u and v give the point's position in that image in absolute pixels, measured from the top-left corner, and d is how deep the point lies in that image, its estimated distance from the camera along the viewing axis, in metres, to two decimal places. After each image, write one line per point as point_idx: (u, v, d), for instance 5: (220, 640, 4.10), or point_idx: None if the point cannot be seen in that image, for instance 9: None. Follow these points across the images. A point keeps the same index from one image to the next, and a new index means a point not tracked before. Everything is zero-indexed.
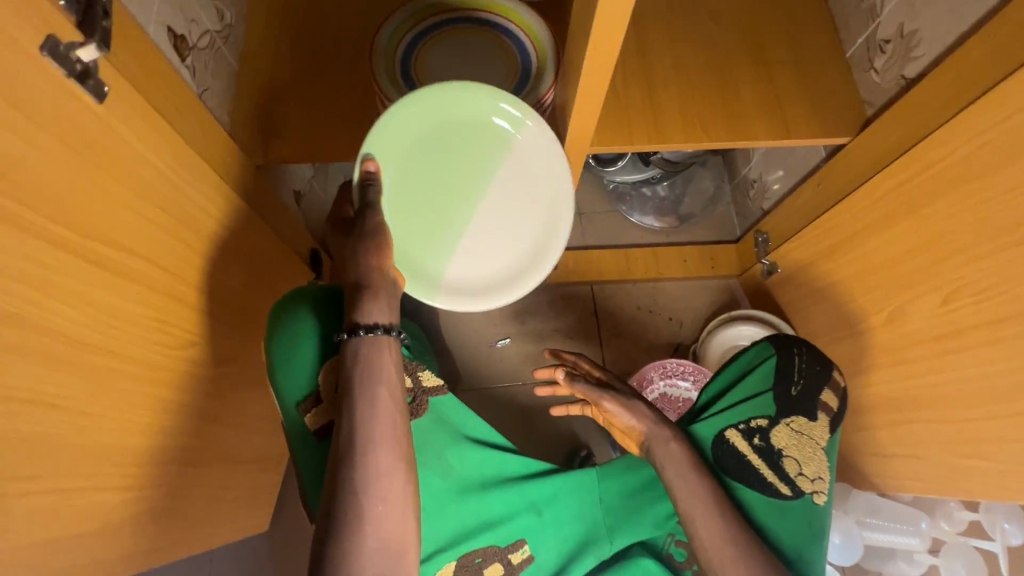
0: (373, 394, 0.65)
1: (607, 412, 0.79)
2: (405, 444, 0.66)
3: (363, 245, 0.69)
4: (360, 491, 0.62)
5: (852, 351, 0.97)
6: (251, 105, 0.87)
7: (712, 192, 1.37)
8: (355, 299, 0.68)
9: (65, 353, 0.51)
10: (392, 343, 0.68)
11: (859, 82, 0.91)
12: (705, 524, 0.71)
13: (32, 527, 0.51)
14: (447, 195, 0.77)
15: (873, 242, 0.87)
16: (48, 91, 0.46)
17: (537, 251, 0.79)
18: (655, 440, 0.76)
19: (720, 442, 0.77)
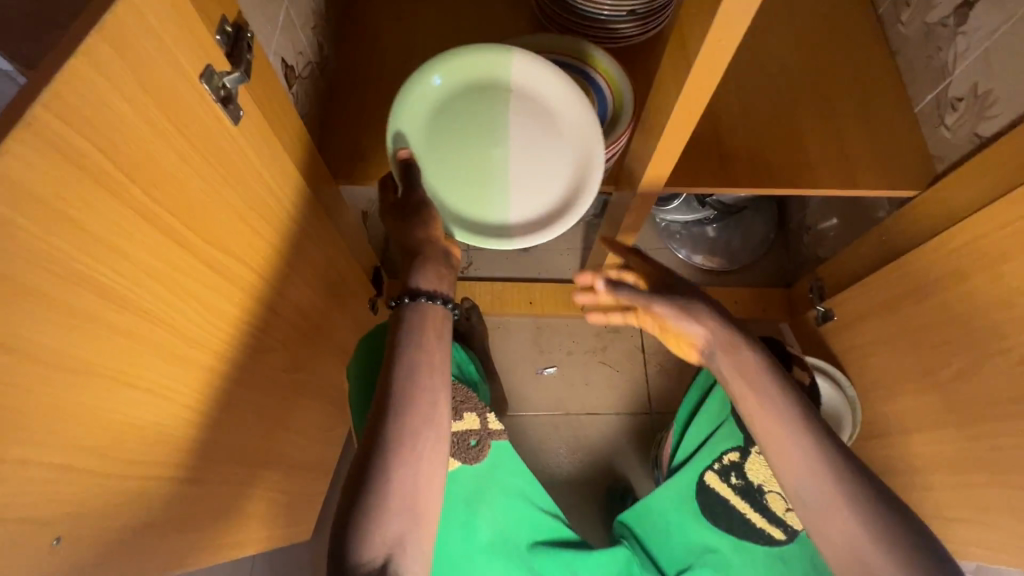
0: (417, 357, 0.67)
1: (663, 317, 0.78)
2: (441, 409, 0.66)
3: (418, 216, 0.73)
4: (393, 447, 0.62)
5: (914, 406, 0.95)
6: (339, 131, 0.93)
7: (764, 235, 1.36)
8: (413, 266, 0.72)
9: (180, 350, 0.56)
10: (441, 313, 0.71)
11: (927, 137, 0.93)
12: (792, 462, 0.70)
13: (133, 511, 0.54)
14: (475, 151, 0.77)
15: (940, 296, 0.86)
16: (200, 114, 0.51)
17: (583, 153, 0.76)
18: (717, 348, 0.76)
19: (704, 489, 0.87)
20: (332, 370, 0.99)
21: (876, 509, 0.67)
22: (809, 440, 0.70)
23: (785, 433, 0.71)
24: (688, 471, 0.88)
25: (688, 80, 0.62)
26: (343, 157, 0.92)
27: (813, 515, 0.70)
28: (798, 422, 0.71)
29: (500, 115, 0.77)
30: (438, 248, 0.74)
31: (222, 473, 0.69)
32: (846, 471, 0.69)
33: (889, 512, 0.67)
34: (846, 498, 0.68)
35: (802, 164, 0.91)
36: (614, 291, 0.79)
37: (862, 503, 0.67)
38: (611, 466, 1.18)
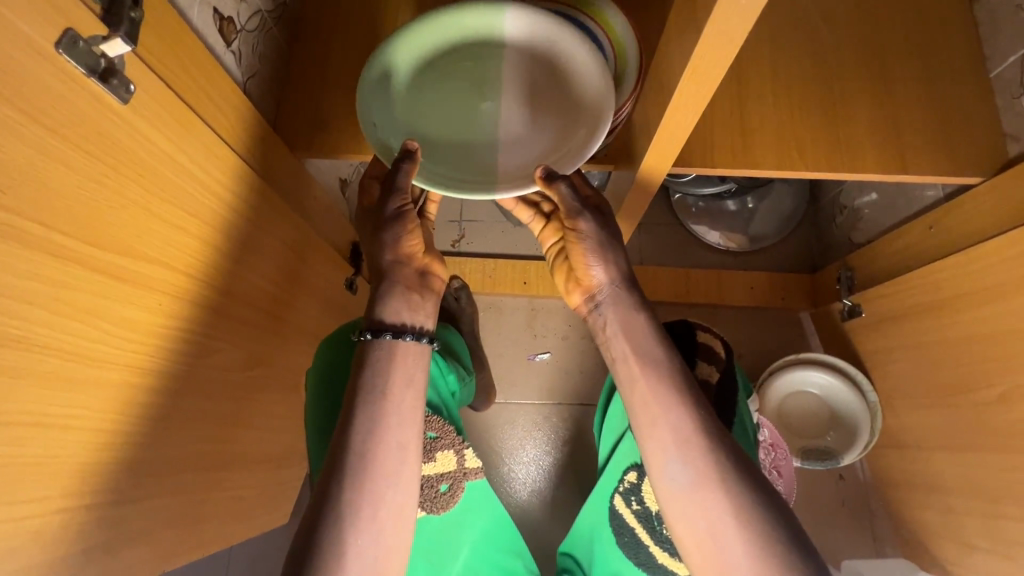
0: (381, 403, 0.59)
1: (581, 237, 0.63)
2: (410, 465, 0.59)
3: (392, 231, 0.63)
4: (352, 508, 0.54)
5: (947, 422, 0.84)
6: (299, 94, 0.81)
7: (791, 211, 1.21)
8: (384, 291, 0.63)
9: (75, 371, 0.48)
10: (420, 349, 0.62)
11: (1003, 109, 0.76)
12: (666, 463, 0.56)
13: (58, 547, 0.49)
14: (461, 106, 0.64)
15: (997, 305, 0.72)
16: (52, 86, 0.41)
17: (588, 100, 0.62)
18: (609, 304, 0.64)
19: (613, 514, 0.72)
20: (298, 359, 0.92)
21: (766, 534, 0.51)
22: (694, 441, 0.56)
23: (667, 430, 0.57)
24: (598, 496, 0.74)
25: (695, 47, 0.48)
26: (304, 126, 0.80)
27: (688, 536, 0.55)
28: (687, 419, 0.57)
29: (492, 63, 0.64)
30: (414, 270, 0.66)
31: (179, 486, 0.64)
32: (737, 486, 0.53)
33: (791, 538, 0.51)
34: (733, 516, 0.53)
35: (844, 140, 0.76)
36: (554, 186, 0.59)
37: (757, 527, 0.52)
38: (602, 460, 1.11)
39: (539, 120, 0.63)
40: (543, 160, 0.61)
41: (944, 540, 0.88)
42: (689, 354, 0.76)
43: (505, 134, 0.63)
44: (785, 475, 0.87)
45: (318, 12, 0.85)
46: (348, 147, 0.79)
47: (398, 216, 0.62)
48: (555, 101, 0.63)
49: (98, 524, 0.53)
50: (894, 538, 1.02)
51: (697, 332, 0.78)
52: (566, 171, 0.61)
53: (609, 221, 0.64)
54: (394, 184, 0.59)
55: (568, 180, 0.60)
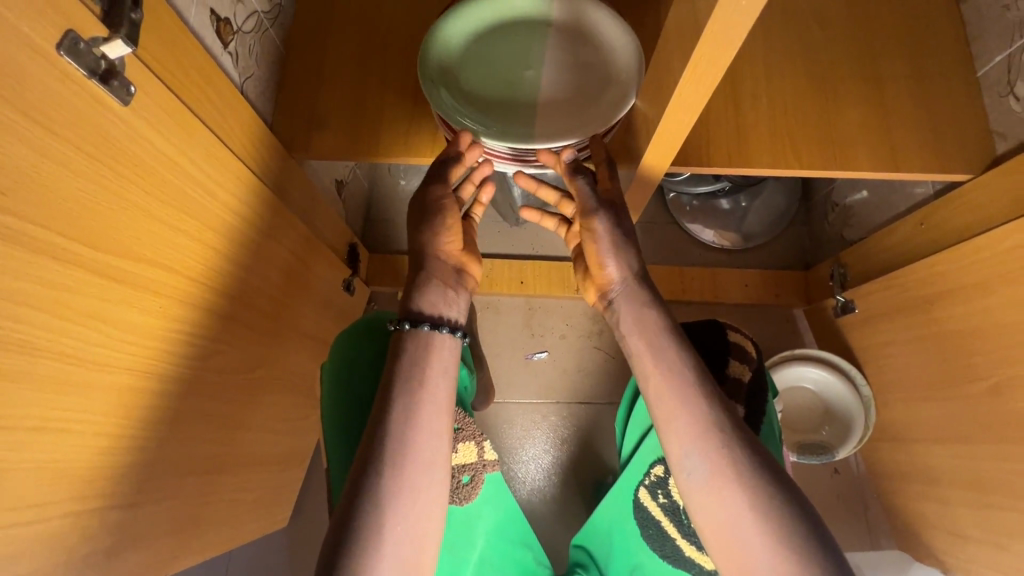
0: (416, 393, 0.59)
1: (594, 237, 0.64)
2: (439, 457, 0.58)
3: (433, 225, 0.65)
4: (388, 496, 0.54)
5: (939, 416, 0.85)
6: (296, 95, 0.81)
7: (783, 209, 1.23)
8: (420, 283, 0.64)
9: (75, 376, 0.47)
10: (455, 344, 0.63)
11: (989, 106, 0.78)
12: (689, 452, 0.57)
13: (58, 553, 0.48)
14: (507, 75, 0.69)
15: (989, 299, 0.73)
16: (53, 88, 0.41)
17: (618, 77, 0.67)
18: (621, 301, 0.65)
19: (637, 507, 0.72)
20: (297, 361, 0.91)
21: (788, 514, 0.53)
22: (719, 426, 0.57)
23: (691, 422, 0.57)
24: (621, 489, 0.74)
25: (695, 47, 0.49)
26: (302, 126, 0.80)
27: (712, 527, 0.56)
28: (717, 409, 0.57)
29: (537, 41, 0.70)
30: (451, 266, 0.67)
31: (181, 489, 0.64)
32: (760, 468, 0.55)
33: (817, 530, 0.52)
34: (761, 508, 0.53)
35: (837, 138, 0.77)
36: (575, 178, 0.63)
37: (784, 517, 0.52)
38: (599, 459, 1.12)
39: (574, 86, 0.68)
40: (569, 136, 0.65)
41: (938, 531, 0.90)
42: (708, 357, 0.77)
43: (538, 135, 0.66)
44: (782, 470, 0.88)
45: (315, 14, 0.85)
46: (347, 149, 0.79)
47: (440, 207, 0.65)
48: (590, 74, 0.68)
49: (102, 528, 0.53)
50: (891, 531, 1.03)
51: (727, 332, 0.78)
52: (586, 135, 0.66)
53: (625, 220, 0.65)
54: (443, 172, 0.65)
55: (590, 177, 0.64)
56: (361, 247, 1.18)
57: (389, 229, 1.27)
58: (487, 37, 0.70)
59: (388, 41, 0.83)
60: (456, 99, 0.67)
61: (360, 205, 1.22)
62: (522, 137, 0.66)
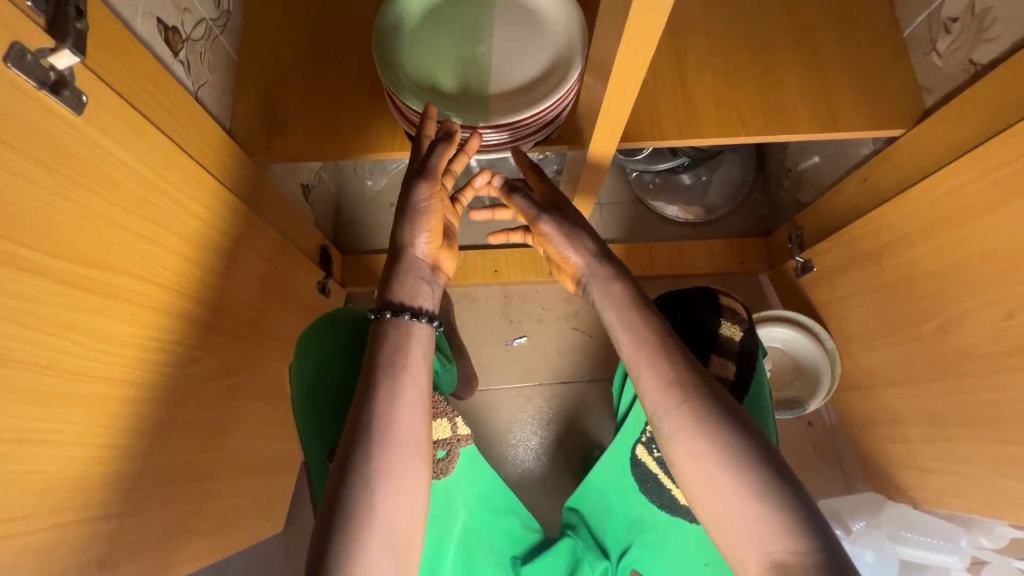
0: (395, 377, 0.61)
1: (547, 238, 0.69)
2: (420, 439, 0.60)
3: (410, 219, 0.65)
4: (373, 478, 0.56)
5: (897, 359, 0.90)
6: (252, 101, 0.82)
7: (742, 180, 1.27)
8: (394, 276, 0.65)
9: (53, 387, 0.48)
10: (427, 332, 0.64)
11: (916, 64, 0.83)
12: (665, 417, 0.60)
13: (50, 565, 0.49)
14: (457, 55, 0.71)
15: (931, 244, 0.78)
16: (5, 101, 0.42)
17: (563, 52, 0.69)
18: (593, 283, 0.67)
19: (635, 462, 0.74)
20: (277, 366, 0.92)
21: (761, 469, 0.56)
22: (695, 391, 0.59)
23: (672, 391, 0.60)
24: (619, 448, 0.75)
25: (625, 25, 0.51)
26: (261, 130, 0.81)
27: (697, 490, 0.59)
28: (698, 379, 0.60)
29: (486, 22, 0.72)
30: (426, 260, 0.67)
31: (171, 497, 0.64)
32: (735, 428, 0.58)
33: (791, 490, 0.55)
34: (741, 471, 0.56)
35: (778, 104, 0.81)
36: (512, 197, 0.70)
37: (761, 478, 0.56)
38: (585, 436, 1.15)
39: (521, 64, 0.70)
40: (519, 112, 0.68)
41: (908, 470, 0.95)
42: (700, 338, 0.78)
43: (488, 114, 0.69)
44: None
45: (263, 18, 0.85)
46: (306, 149, 0.80)
47: (423, 208, 0.65)
48: (536, 51, 0.70)
49: (93, 538, 0.53)
50: (865, 476, 1.09)
51: (720, 296, 0.80)
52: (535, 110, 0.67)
53: (570, 213, 0.69)
54: (429, 167, 0.64)
55: (524, 193, 0.71)
56: (333, 250, 1.18)
57: (359, 230, 1.28)
58: (438, 20, 0.72)
59: (341, 41, 0.84)
60: (407, 79, 0.70)
61: (327, 208, 1.22)
62: (481, 125, 0.69)
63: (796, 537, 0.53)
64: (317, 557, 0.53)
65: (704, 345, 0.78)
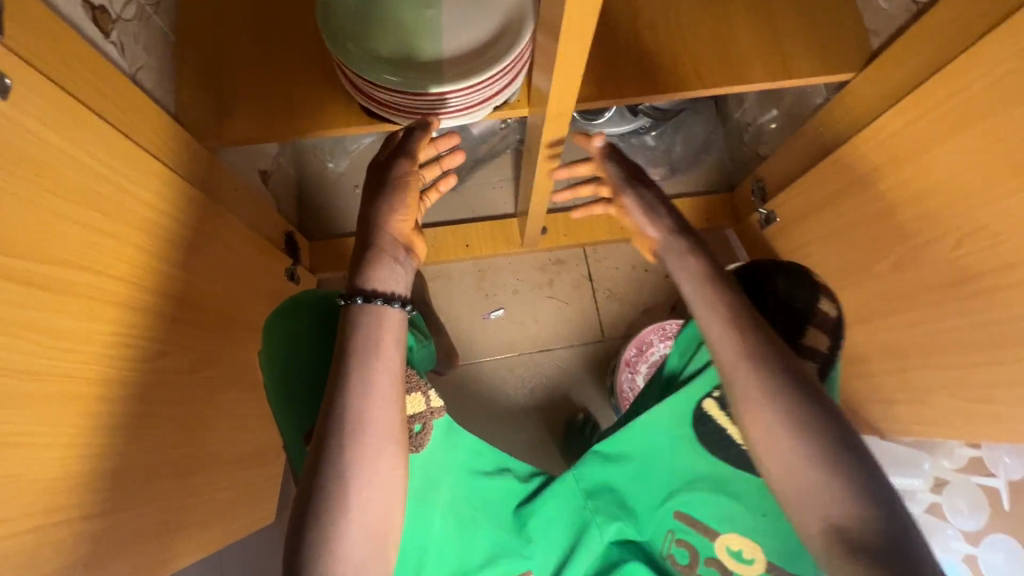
0: (365, 367, 0.60)
1: (630, 210, 0.72)
2: (393, 427, 0.59)
3: (384, 196, 0.65)
4: (345, 471, 0.56)
5: (857, 299, 0.94)
6: (199, 83, 0.78)
7: (705, 138, 1.29)
8: (365, 258, 0.64)
9: (18, 388, 0.47)
10: (399, 316, 0.63)
11: (864, 8, 0.85)
12: (739, 383, 0.63)
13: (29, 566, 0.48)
14: (406, 23, 0.70)
15: (884, 184, 0.81)
16: None
17: (514, 13, 0.68)
18: (670, 257, 0.70)
19: (702, 416, 0.72)
20: (251, 357, 0.90)
21: (830, 441, 0.59)
22: (769, 363, 0.62)
23: (746, 359, 0.63)
24: (683, 399, 0.72)
25: None
26: (209, 113, 0.78)
27: (767, 453, 0.62)
28: (773, 349, 0.63)
29: None
30: (398, 241, 0.66)
31: (155, 493, 0.64)
32: (805, 400, 0.61)
33: (857, 462, 0.58)
34: (810, 439, 0.59)
35: (732, 55, 0.81)
36: (606, 161, 0.73)
37: (829, 447, 0.59)
38: (568, 400, 1.17)
39: (473, 27, 0.69)
40: (474, 75, 0.66)
41: (873, 403, 1.00)
42: (787, 318, 0.74)
43: (443, 79, 0.67)
44: None
45: None
46: (259, 131, 0.78)
47: (402, 182, 0.65)
48: (487, 14, 0.69)
49: (75, 538, 0.52)
50: None
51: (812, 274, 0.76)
52: (491, 72, 0.66)
53: (654, 189, 0.73)
54: (405, 145, 0.67)
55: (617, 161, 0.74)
56: (298, 237, 1.16)
57: (322, 215, 1.25)
58: None
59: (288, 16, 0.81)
60: (355, 48, 0.67)
61: (285, 195, 1.19)
62: (436, 94, 0.67)
63: (860, 508, 0.57)
64: (294, 543, 0.55)
65: (791, 326, 0.74)
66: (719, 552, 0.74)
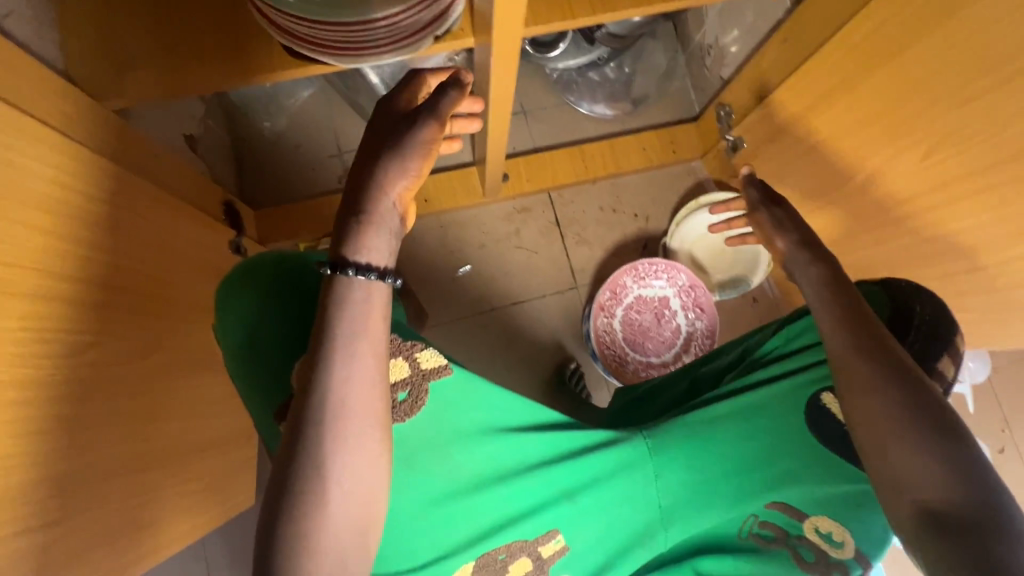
0: (343, 346, 0.54)
1: (763, 223, 0.76)
2: (375, 408, 0.55)
3: (396, 155, 0.57)
4: (324, 458, 0.52)
5: (829, 221, 0.93)
6: (82, 33, 0.67)
7: (666, 66, 1.22)
8: (355, 219, 0.56)
9: None
10: (387, 292, 0.57)
11: None
12: (847, 373, 0.61)
13: None
14: None
15: (850, 97, 0.77)
16: None
17: None
18: (798, 268, 0.71)
19: (815, 404, 0.69)
20: (205, 339, 0.84)
21: (941, 432, 0.55)
22: (876, 347, 0.60)
23: (856, 340, 0.61)
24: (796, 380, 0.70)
25: None
26: (105, 68, 0.68)
27: (870, 435, 0.58)
28: (879, 335, 0.61)
29: None
30: (395, 208, 0.58)
31: (108, 494, 0.59)
32: (913, 386, 0.57)
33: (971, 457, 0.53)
34: (919, 423, 0.55)
35: None
36: (749, 185, 0.79)
37: (939, 434, 0.55)
38: (556, 349, 1.15)
39: None
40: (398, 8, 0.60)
41: None
42: (925, 337, 0.68)
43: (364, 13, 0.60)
44: (708, 308, 1.06)
45: None
46: (164, 85, 0.68)
47: (423, 146, 0.58)
48: None
49: (21, 554, 0.48)
50: None
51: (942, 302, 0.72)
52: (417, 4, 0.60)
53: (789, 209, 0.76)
54: (437, 104, 0.59)
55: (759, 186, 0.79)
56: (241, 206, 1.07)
57: (266, 180, 1.16)
58: None
59: None
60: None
61: (219, 162, 1.08)
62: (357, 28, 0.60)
63: (970, 499, 0.51)
64: (269, 524, 0.51)
65: (929, 349, 0.67)
66: (808, 533, 0.65)
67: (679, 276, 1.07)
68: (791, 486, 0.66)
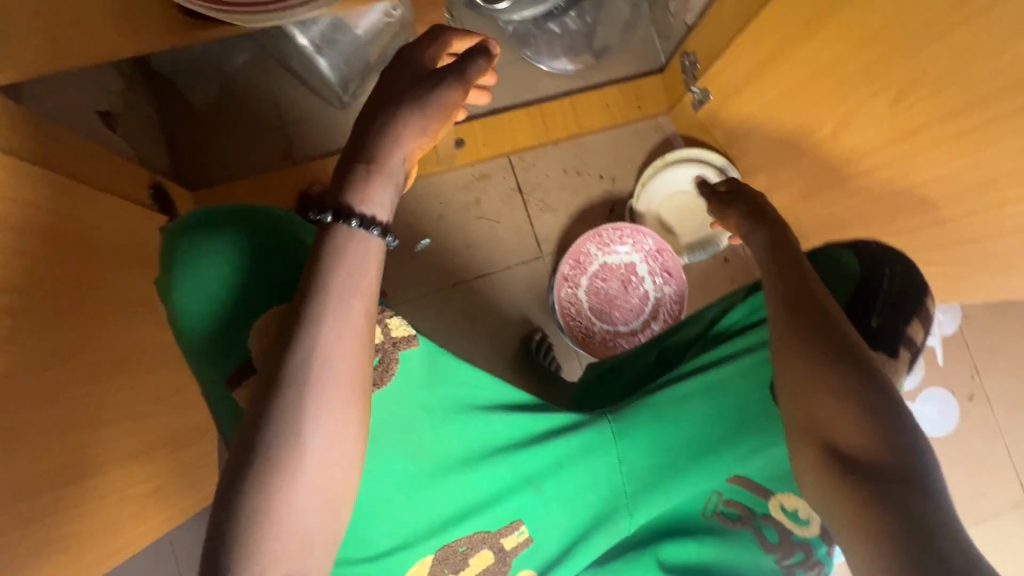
0: (329, 304, 0.49)
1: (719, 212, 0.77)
2: (362, 374, 0.50)
3: (412, 110, 0.53)
4: (301, 424, 0.47)
5: (799, 174, 0.89)
6: None
7: (629, 13, 1.14)
8: (358, 165, 0.52)
9: None
10: (380, 247, 0.53)
11: None
12: (782, 338, 0.59)
13: None
14: None
15: (816, 38, 0.71)
16: None
17: None
18: (752, 241, 0.70)
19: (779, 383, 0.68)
20: (139, 334, 0.79)
21: (866, 390, 0.54)
22: (814, 311, 0.59)
23: (795, 306, 0.60)
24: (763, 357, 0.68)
25: None
26: None
27: (795, 395, 0.57)
28: (821, 300, 0.60)
29: None
30: (403, 164, 0.54)
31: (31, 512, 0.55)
32: (845, 348, 0.56)
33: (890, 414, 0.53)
34: (846, 381, 0.54)
35: None
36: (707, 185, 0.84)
37: (866, 392, 0.54)
38: (520, 322, 1.11)
39: None
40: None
41: None
42: (897, 306, 0.69)
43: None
44: (676, 272, 1.02)
45: None
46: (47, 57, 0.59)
47: (442, 107, 0.54)
48: None
49: None
50: None
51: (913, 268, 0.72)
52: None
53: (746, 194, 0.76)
54: (466, 69, 0.54)
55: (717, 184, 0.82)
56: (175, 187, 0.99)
57: (201, 156, 1.07)
58: None
59: None
60: None
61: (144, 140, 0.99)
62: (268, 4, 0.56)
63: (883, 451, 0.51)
64: (225, 495, 0.45)
65: (895, 319, 0.68)
66: (775, 511, 0.68)
67: (644, 241, 1.03)
68: (755, 464, 0.67)
